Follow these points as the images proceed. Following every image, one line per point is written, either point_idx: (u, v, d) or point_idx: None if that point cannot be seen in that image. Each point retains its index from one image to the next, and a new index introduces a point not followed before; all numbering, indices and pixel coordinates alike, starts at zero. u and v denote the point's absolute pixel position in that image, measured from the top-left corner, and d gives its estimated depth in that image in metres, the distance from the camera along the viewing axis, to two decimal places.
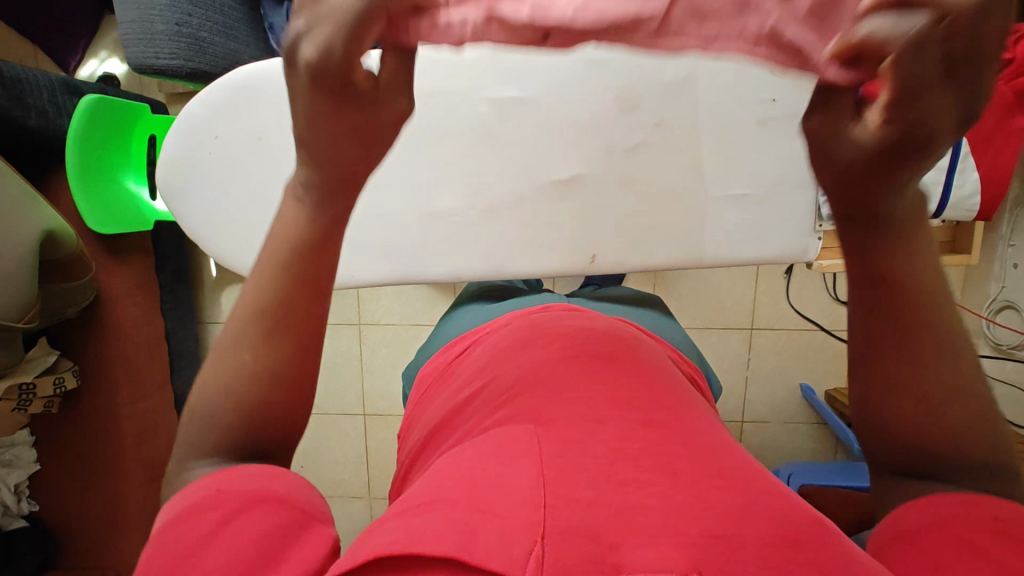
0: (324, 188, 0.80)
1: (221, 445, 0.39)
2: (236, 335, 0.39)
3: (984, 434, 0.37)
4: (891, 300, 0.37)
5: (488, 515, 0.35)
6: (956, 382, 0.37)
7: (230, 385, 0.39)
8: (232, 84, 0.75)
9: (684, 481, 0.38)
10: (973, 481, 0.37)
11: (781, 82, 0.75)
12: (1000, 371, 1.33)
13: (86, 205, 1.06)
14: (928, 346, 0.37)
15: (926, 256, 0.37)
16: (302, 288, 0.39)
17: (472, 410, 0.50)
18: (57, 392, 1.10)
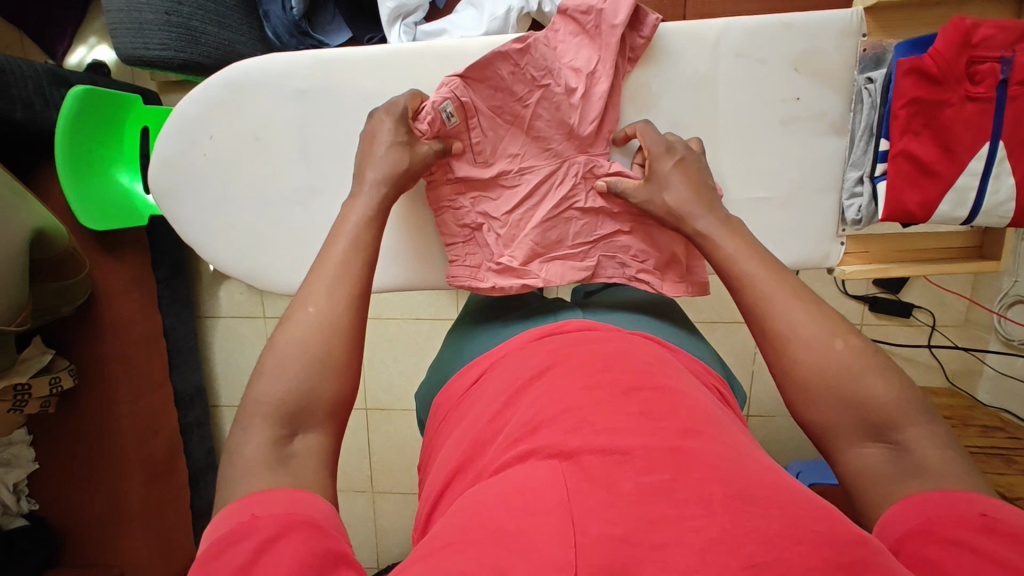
0: (318, 192, 0.74)
1: (279, 394, 0.46)
2: (312, 297, 0.51)
3: (870, 356, 0.47)
4: (739, 286, 0.54)
5: (515, 560, 0.34)
6: (828, 326, 0.49)
7: (299, 337, 0.48)
8: (228, 81, 0.72)
9: (721, 508, 0.36)
10: (892, 411, 0.45)
11: (805, 80, 0.72)
12: (1009, 367, 1.32)
13: (81, 203, 1.02)
14: (793, 303, 0.50)
15: (740, 236, 0.58)
16: (362, 266, 0.54)
17: (493, 445, 0.48)
18: (54, 392, 1.08)
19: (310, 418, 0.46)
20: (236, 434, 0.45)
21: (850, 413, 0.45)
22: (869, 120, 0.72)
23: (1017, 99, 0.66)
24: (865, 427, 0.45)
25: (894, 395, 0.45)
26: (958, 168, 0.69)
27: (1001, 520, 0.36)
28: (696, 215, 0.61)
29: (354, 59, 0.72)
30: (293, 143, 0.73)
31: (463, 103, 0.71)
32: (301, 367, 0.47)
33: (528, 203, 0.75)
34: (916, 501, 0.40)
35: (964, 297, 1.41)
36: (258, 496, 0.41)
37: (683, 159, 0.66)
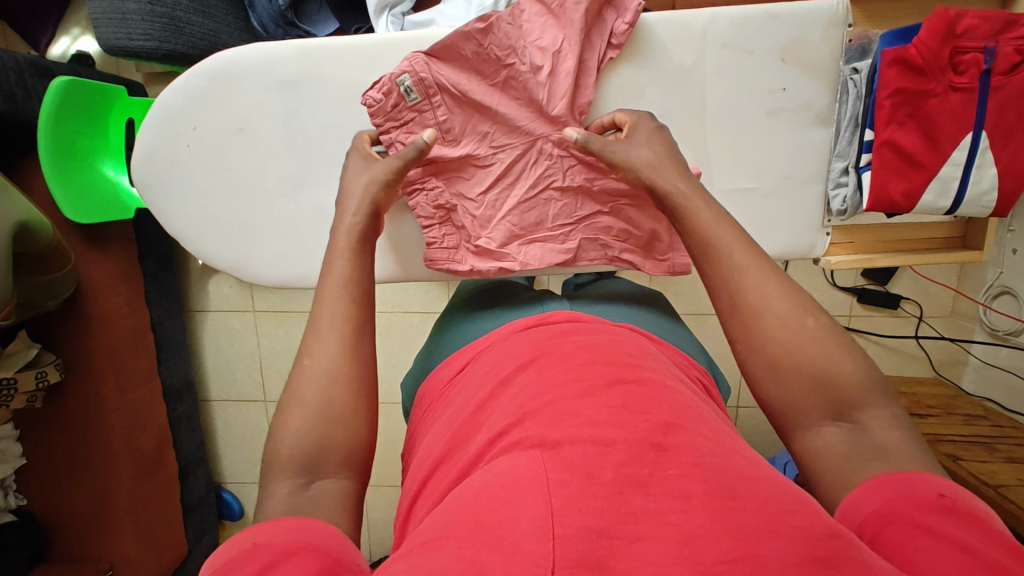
0: (304, 183, 0.74)
1: (294, 451, 0.47)
2: (311, 347, 0.52)
3: (839, 339, 0.48)
4: (710, 256, 0.54)
5: (494, 554, 0.35)
6: (800, 305, 0.49)
7: (304, 391, 0.49)
8: (211, 71, 0.71)
9: (698, 503, 0.36)
10: (859, 393, 0.46)
11: (792, 70, 0.71)
12: (995, 357, 1.33)
13: (65, 196, 1.01)
14: (763, 279, 0.51)
15: (710, 206, 0.57)
16: (356, 305, 0.54)
17: (474, 439, 0.48)
18: (40, 386, 1.07)
19: (329, 470, 0.47)
20: (260, 493, 0.46)
21: (814, 390, 0.46)
22: (855, 111, 0.72)
23: (1001, 88, 0.68)
24: (828, 402, 0.46)
25: (861, 377, 0.46)
26: (941, 158, 0.71)
27: (957, 501, 0.38)
28: (666, 174, 0.60)
29: (338, 51, 0.71)
30: (278, 135, 0.73)
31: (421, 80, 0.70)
32: (309, 418, 0.48)
33: (503, 183, 0.76)
34: (878, 485, 0.40)
35: (950, 288, 1.43)
36: (263, 526, 0.41)
37: (658, 129, 0.66)
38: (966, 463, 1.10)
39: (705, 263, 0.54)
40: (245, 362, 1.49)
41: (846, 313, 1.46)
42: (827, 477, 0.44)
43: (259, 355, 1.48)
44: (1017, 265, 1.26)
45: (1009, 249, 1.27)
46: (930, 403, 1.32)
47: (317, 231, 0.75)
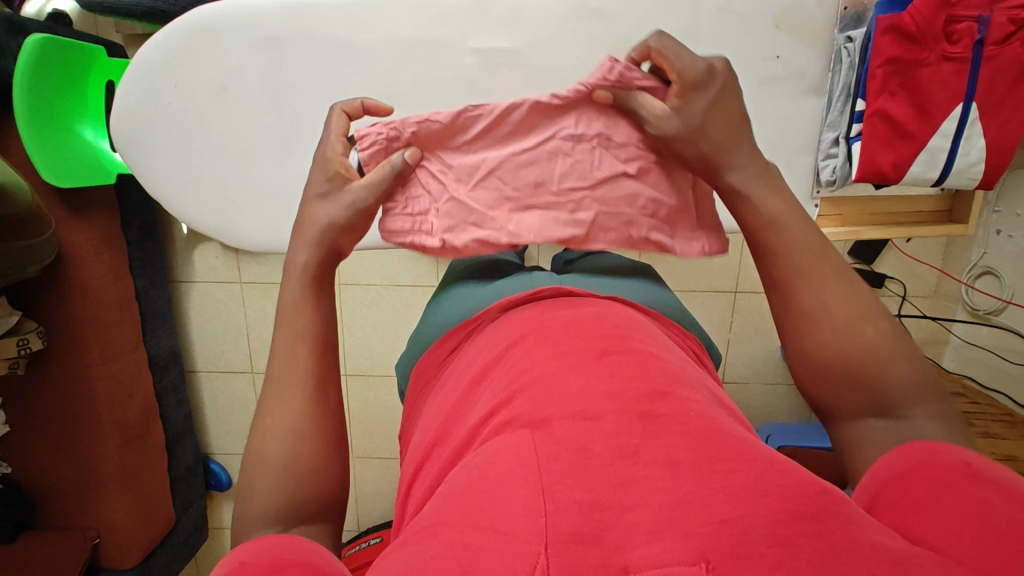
0: (290, 144, 0.72)
1: (264, 513, 0.46)
2: (267, 406, 0.50)
3: (896, 342, 0.48)
4: (772, 252, 0.52)
5: (487, 533, 0.35)
6: (861, 304, 0.49)
7: (266, 447, 0.48)
8: (189, 24, 0.68)
9: (685, 470, 0.37)
10: (915, 401, 0.46)
11: (786, 37, 0.68)
12: (975, 336, 1.37)
13: (41, 154, 0.98)
14: (824, 271, 0.50)
15: (766, 203, 0.53)
16: (315, 348, 0.52)
17: (468, 416, 0.49)
18: (22, 353, 1.06)
19: (307, 519, 0.47)
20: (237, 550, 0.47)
21: (868, 391, 0.47)
22: (848, 81, 0.71)
23: (992, 59, 0.69)
24: (873, 401, 0.47)
25: (916, 384, 0.46)
26: (931, 129, 0.72)
27: (985, 467, 0.38)
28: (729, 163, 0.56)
29: (323, 8, 0.68)
30: (263, 94, 0.71)
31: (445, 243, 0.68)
32: (273, 475, 0.47)
33: (498, 134, 0.69)
34: (904, 452, 0.42)
35: (936, 268, 1.44)
36: (253, 543, 0.42)
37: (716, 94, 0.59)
38: None
39: (763, 258, 0.52)
40: (232, 333, 1.48)
41: None
42: (859, 464, 0.46)
43: (246, 328, 1.47)
44: (1000, 245, 1.29)
45: (994, 229, 1.30)
46: None
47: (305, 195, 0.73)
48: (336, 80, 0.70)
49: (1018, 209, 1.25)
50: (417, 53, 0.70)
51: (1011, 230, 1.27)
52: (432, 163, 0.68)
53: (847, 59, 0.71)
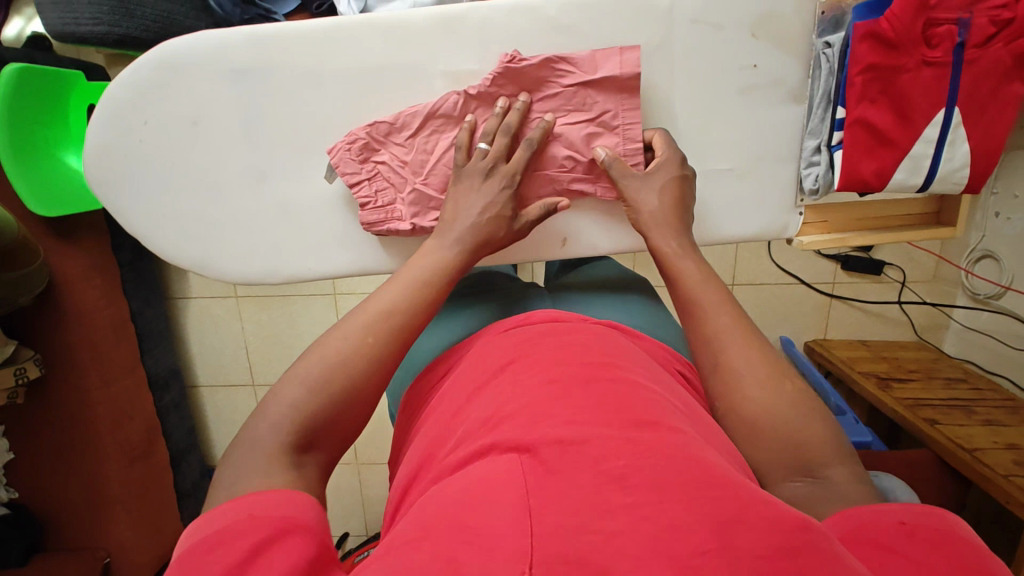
0: (264, 176, 0.71)
1: (306, 412, 0.47)
2: (371, 328, 0.53)
3: (811, 409, 0.48)
4: (696, 326, 0.56)
5: (471, 547, 0.35)
6: (776, 372, 0.51)
7: (350, 359, 0.51)
8: (157, 60, 0.67)
9: (672, 496, 0.36)
10: (834, 469, 0.45)
11: (763, 45, 0.67)
12: (975, 321, 1.36)
13: (27, 188, 0.97)
14: (744, 342, 0.53)
15: (690, 279, 0.58)
16: (423, 315, 0.56)
17: (453, 439, 0.48)
18: (20, 383, 1.06)
19: (315, 445, 0.47)
20: (253, 427, 0.47)
21: (791, 447, 0.46)
22: (827, 87, 0.69)
23: (974, 62, 0.65)
24: (797, 458, 0.46)
25: (832, 448, 0.46)
26: (913, 136, 0.69)
27: (919, 527, 0.38)
28: (661, 234, 0.62)
29: (289, 36, 0.67)
30: (236, 127, 0.70)
31: (415, 229, 0.70)
32: (336, 389, 0.49)
33: (432, 125, 0.69)
34: (842, 517, 0.41)
35: (933, 254, 1.43)
36: (252, 497, 0.40)
37: (683, 178, 0.65)
38: (943, 427, 1.11)
39: (688, 326, 0.57)
40: (231, 347, 1.48)
41: (830, 280, 1.46)
42: None
43: (244, 341, 1.47)
44: (997, 228, 1.27)
45: (993, 212, 1.28)
46: (910, 368, 1.35)
47: (281, 223, 0.73)
48: (309, 107, 0.69)
49: (1016, 190, 1.23)
50: (386, 76, 0.68)
51: (1008, 212, 1.24)
52: (385, 154, 0.70)
53: (826, 64, 0.68)
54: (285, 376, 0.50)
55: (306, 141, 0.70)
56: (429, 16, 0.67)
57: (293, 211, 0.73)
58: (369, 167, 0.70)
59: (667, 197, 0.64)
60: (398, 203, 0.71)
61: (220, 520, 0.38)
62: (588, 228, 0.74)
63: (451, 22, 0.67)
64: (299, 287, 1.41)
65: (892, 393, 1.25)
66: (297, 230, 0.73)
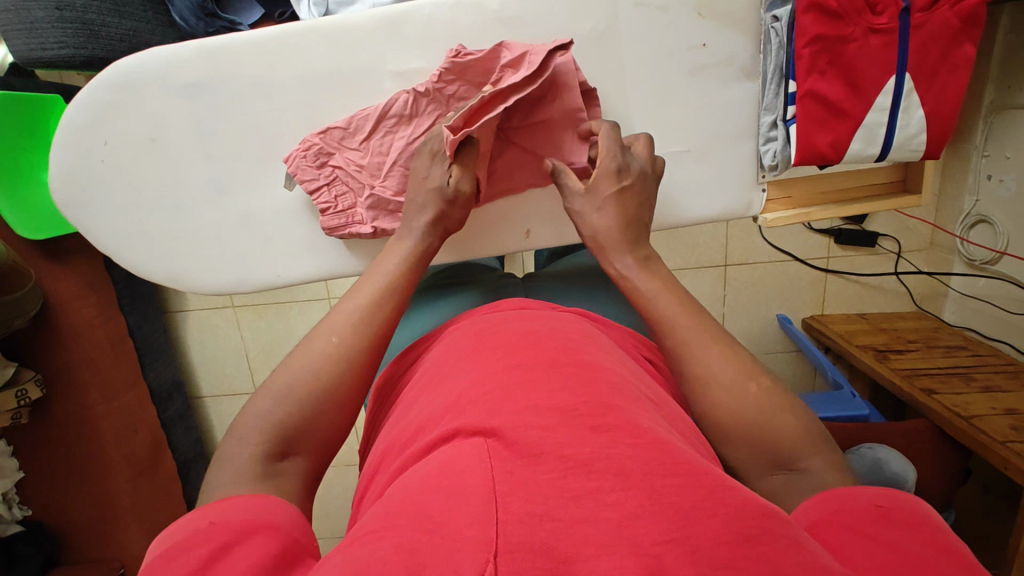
0: (226, 186, 0.72)
1: (278, 421, 0.47)
2: (336, 328, 0.53)
3: (779, 399, 0.48)
4: (659, 330, 0.54)
5: (435, 538, 0.33)
6: (743, 371, 0.50)
7: (317, 365, 0.50)
8: (110, 81, 0.68)
9: (636, 481, 0.35)
10: (806, 457, 0.45)
11: (711, 24, 0.67)
12: (973, 287, 1.34)
13: (14, 214, 0.99)
14: (704, 345, 0.51)
15: (645, 287, 0.57)
16: (389, 311, 0.56)
17: (417, 427, 0.46)
18: (23, 404, 1.08)
19: (290, 453, 0.47)
20: (225, 447, 0.46)
21: (765, 449, 0.46)
22: (778, 62, 0.68)
23: (920, 27, 0.65)
24: (770, 458, 0.46)
25: (803, 436, 0.46)
26: (866, 104, 0.68)
27: (893, 510, 0.38)
28: (616, 253, 0.59)
29: (239, 46, 0.67)
30: (192, 141, 0.71)
31: (377, 231, 0.71)
32: (308, 397, 0.48)
33: (385, 126, 0.69)
34: (832, 496, 0.41)
35: (927, 222, 1.41)
36: (222, 505, 0.40)
37: (626, 188, 0.61)
38: (940, 396, 1.10)
39: (650, 327, 0.56)
40: (231, 356, 1.50)
41: (824, 254, 1.45)
42: None
43: (244, 350, 1.49)
44: (991, 191, 1.25)
45: (985, 175, 1.25)
46: (910, 338, 1.32)
47: (246, 233, 0.74)
48: (265, 115, 0.70)
49: (1008, 151, 1.20)
50: (339, 79, 0.69)
51: (1001, 173, 1.22)
52: (339, 158, 0.70)
53: (775, 38, 0.67)
54: (258, 389, 0.49)
55: (264, 149, 0.71)
56: (376, 16, 0.67)
57: (257, 220, 0.73)
58: (327, 171, 0.70)
59: (623, 207, 0.61)
60: (358, 206, 0.71)
61: (181, 532, 0.37)
62: (552, 218, 0.75)
63: (397, 22, 0.67)
64: (293, 294, 1.43)
65: (889, 364, 1.24)
66: (263, 238, 0.74)
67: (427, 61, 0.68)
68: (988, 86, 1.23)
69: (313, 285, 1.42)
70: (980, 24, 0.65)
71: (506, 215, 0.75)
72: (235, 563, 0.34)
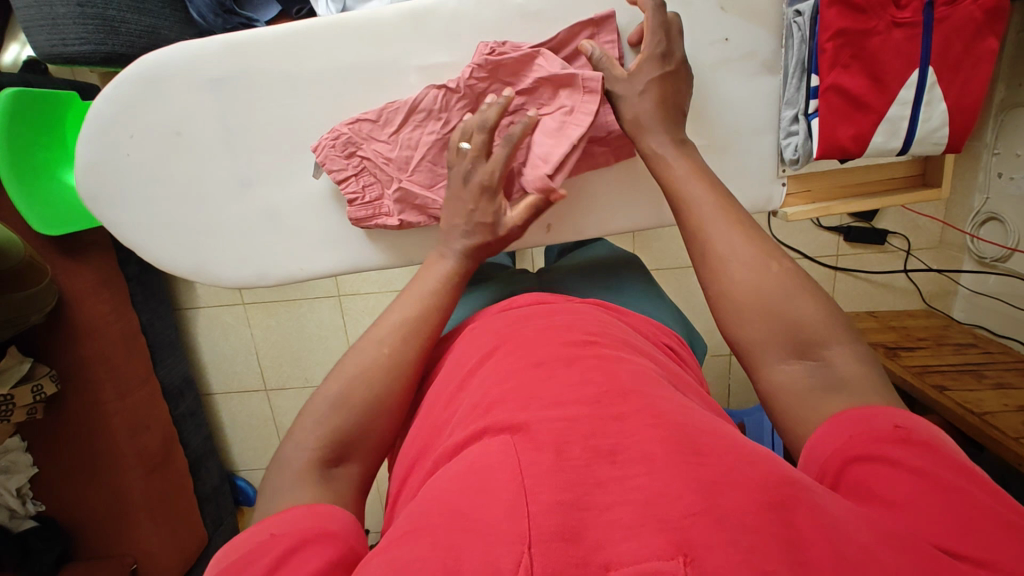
0: (250, 181, 0.73)
1: (335, 425, 0.48)
2: (388, 338, 0.54)
3: (800, 279, 0.48)
4: (685, 210, 0.56)
5: (468, 531, 0.32)
6: (765, 252, 0.50)
7: (368, 367, 0.52)
8: (136, 76, 0.69)
9: (661, 463, 0.34)
10: (827, 345, 0.45)
11: (733, 19, 0.68)
12: (983, 285, 1.34)
13: (31, 211, 0.99)
14: (727, 224, 0.53)
15: (672, 168, 0.59)
16: (433, 321, 0.57)
17: (446, 431, 0.46)
18: (38, 399, 1.09)
19: (341, 458, 0.48)
20: (279, 451, 0.48)
21: (786, 332, 0.46)
22: (800, 57, 0.69)
23: (944, 20, 0.65)
24: (793, 340, 0.46)
25: (825, 319, 0.46)
26: (888, 99, 0.68)
27: (913, 430, 0.38)
28: (651, 132, 0.62)
29: (264, 42, 0.68)
30: (217, 135, 0.71)
31: (403, 222, 0.72)
32: (364, 403, 0.50)
33: (415, 119, 0.69)
34: (836, 420, 0.41)
35: (937, 220, 1.41)
36: (279, 515, 0.40)
37: (671, 71, 0.63)
38: (951, 393, 1.10)
39: (676, 211, 0.58)
40: (242, 354, 1.51)
41: (833, 252, 1.44)
42: (791, 410, 0.45)
43: (254, 347, 1.50)
44: (1002, 188, 1.25)
45: (996, 172, 1.25)
46: (920, 336, 1.31)
47: (268, 227, 0.74)
48: (288, 111, 0.71)
49: (1018, 149, 1.20)
50: (362, 74, 0.69)
51: (1011, 172, 1.22)
52: (367, 149, 0.70)
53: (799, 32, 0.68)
54: (313, 396, 0.51)
55: (290, 144, 0.72)
56: (400, 11, 0.68)
57: (280, 215, 0.74)
58: (355, 161, 0.71)
59: (663, 89, 0.62)
60: (385, 198, 0.72)
61: (240, 546, 0.38)
62: (573, 212, 0.75)
63: (421, 17, 0.67)
64: (304, 291, 1.43)
65: (900, 360, 1.24)
66: (284, 235, 0.75)
67: (448, 54, 0.68)
68: (998, 84, 1.23)
69: (323, 282, 1.42)
70: (1003, 17, 0.65)
71: None
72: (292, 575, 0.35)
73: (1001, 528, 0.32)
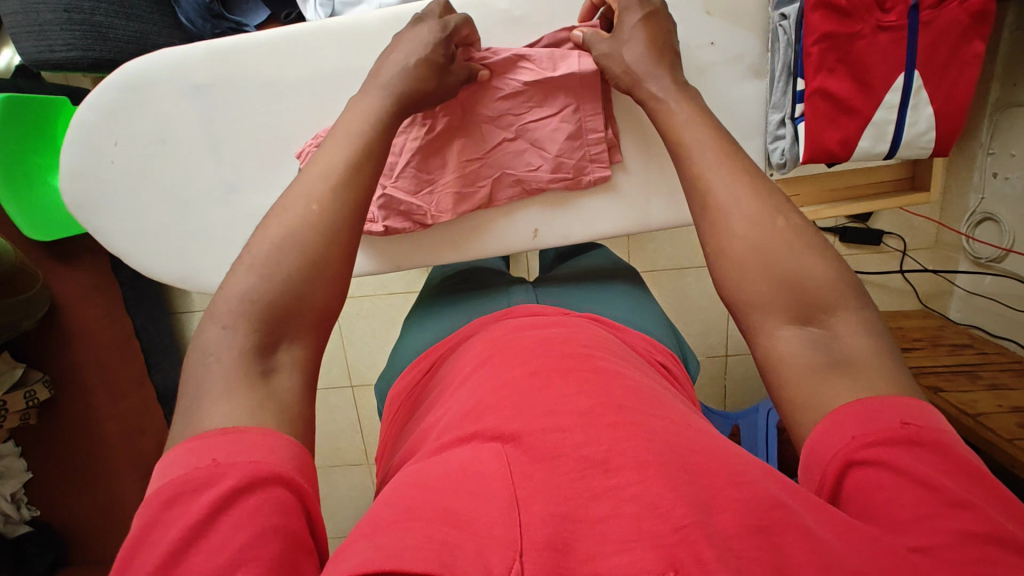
0: (234, 186, 0.73)
1: (260, 296, 0.42)
2: (317, 195, 0.48)
3: (805, 237, 0.47)
4: (685, 160, 0.54)
5: (463, 530, 0.32)
6: (770, 206, 0.48)
7: (297, 235, 0.45)
8: (119, 82, 0.69)
9: (653, 471, 0.34)
10: (832, 313, 0.44)
11: (718, 22, 0.67)
12: (979, 286, 1.34)
13: (22, 217, 0.99)
14: (730, 172, 0.51)
15: (671, 114, 0.57)
16: (368, 175, 0.51)
17: (431, 436, 0.45)
18: (31, 405, 1.09)
19: (278, 341, 0.42)
20: (201, 338, 0.42)
21: (791, 295, 0.45)
22: (786, 61, 0.68)
23: (931, 24, 0.65)
24: (797, 305, 0.45)
25: (832, 283, 0.45)
26: (874, 103, 0.68)
27: (921, 427, 0.37)
28: (650, 76, 0.59)
29: (248, 46, 0.68)
30: (200, 139, 0.71)
31: (388, 228, 0.72)
32: (297, 271, 0.44)
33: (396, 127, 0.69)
34: (841, 412, 0.40)
35: (933, 220, 1.40)
36: (220, 436, 0.36)
37: (653, 12, 0.61)
38: (946, 394, 1.09)
39: (676, 163, 0.55)
40: None
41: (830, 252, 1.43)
42: (790, 380, 0.43)
43: None
44: (997, 188, 1.25)
45: (991, 173, 1.25)
46: (916, 336, 1.30)
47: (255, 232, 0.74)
48: (271, 116, 0.70)
49: (1013, 149, 1.20)
50: (345, 81, 0.69)
51: (1007, 172, 1.22)
52: None
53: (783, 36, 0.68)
54: (231, 277, 0.44)
55: (275, 150, 0.71)
56: (385, 16, 0.67)
57: None
58: None
59: (650, 30, 0.61)
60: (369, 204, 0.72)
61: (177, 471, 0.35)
62: (559, 217, 0.75)
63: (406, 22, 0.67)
64: None
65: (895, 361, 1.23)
66: None
67: None
68: (993, 84, 1.23)
69: None
70: (989, 21, 0.65)
71: (519, 213, 0.75)
72: (237, 528, 0.32)
73: (1004, 544, 0.32)
